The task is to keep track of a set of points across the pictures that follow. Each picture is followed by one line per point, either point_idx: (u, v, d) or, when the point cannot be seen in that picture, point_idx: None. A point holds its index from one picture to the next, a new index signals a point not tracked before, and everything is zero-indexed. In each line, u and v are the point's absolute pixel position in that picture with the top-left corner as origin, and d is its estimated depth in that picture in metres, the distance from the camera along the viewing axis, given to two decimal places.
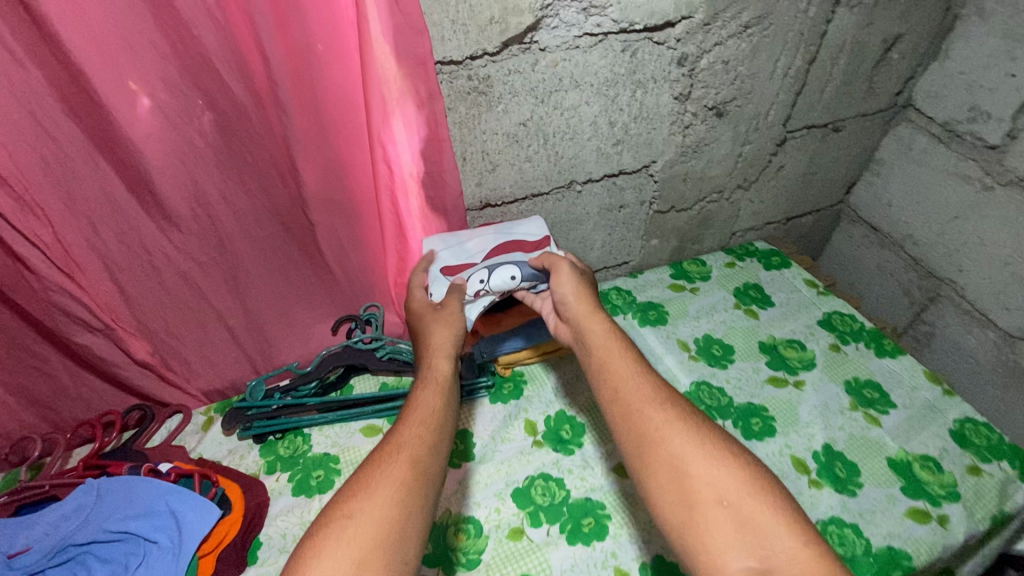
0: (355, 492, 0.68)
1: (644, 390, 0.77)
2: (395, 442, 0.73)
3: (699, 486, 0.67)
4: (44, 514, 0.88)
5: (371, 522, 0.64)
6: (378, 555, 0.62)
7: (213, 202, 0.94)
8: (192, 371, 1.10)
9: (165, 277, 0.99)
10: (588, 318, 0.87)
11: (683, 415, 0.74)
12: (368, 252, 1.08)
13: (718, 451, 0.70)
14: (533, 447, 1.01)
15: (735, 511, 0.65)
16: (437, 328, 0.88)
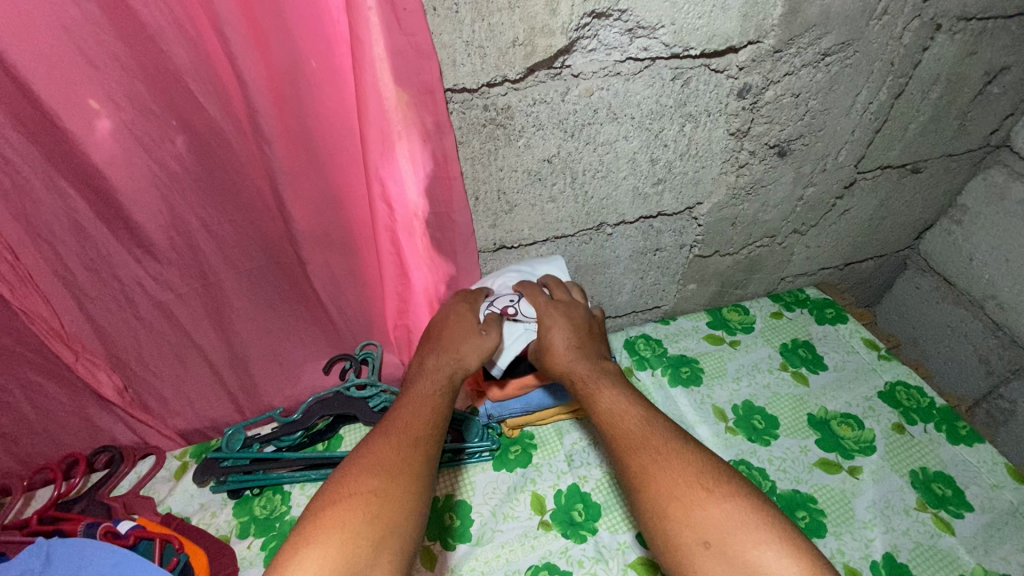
0: (365, 472, 0.63)
1: (623, 431, 0.70)
2: (405, 423, 0.69)
3: (683, 530, 0.60)
4: None
5: (384, 506, 0.60)
6: (391, 542, 0.58)
7: (190, 236, 0.81)
8: (168, 410, 1.00)
9: (139, 314, 0.87)
10: (564, 356, 0.78)
11: (666, 450, 0.67)
12: (366, 290, 0.95)
13: (704, 486, 0.63)
14: (540, 528, 0.87)
15: (724, 553, 0.58)
16: (459, 339, 0.78)
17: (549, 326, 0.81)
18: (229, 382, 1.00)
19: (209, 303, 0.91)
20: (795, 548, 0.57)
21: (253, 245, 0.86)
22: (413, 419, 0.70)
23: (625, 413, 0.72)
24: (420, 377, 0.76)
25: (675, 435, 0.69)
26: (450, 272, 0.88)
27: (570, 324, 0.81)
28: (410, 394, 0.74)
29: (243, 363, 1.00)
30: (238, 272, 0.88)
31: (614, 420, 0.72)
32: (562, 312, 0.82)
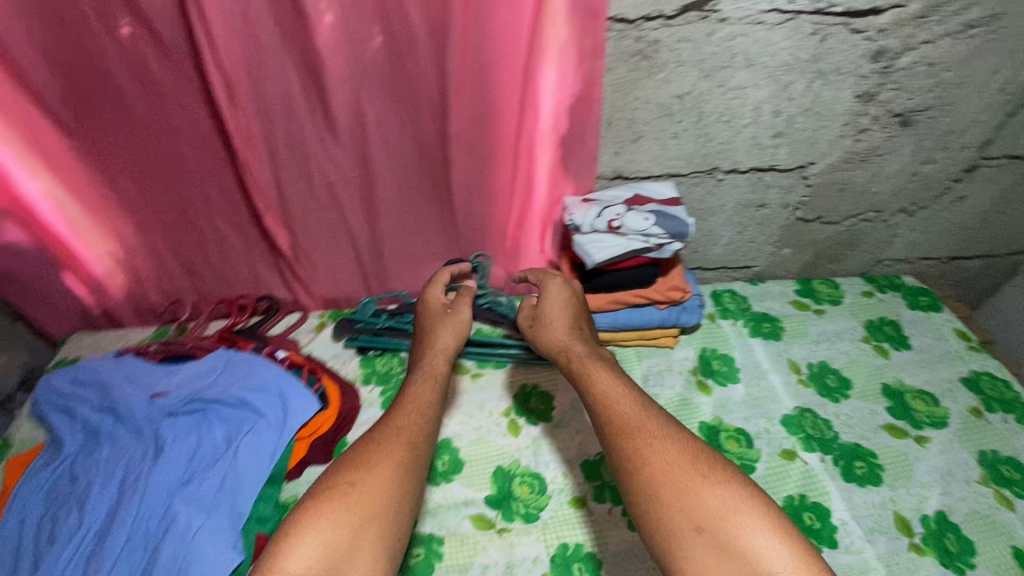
0: (347, 471, 0.70)
1: (620, 419, 0.74)
2: (389, 427, 0.77)
3: (677, 515, 0.64)
4: (183, 368, 1.01)
5: (362, 505, 0.67)
6: (372, 532, 0.65)
7: (367, 126, 0.99)
8: (314, 277, 1.20)
9: (314, 188, 1.07)
10: (565, 332, 0.88)
11: (660, 439, 0.70)
12: (491, 199, 1.09)
13: (699, 474, 0.66)
14: None
15: (714, 536, 0.61)
16: (443, 331, 0.93)
17: (557, 300, 0.91)
18: (365, 263, 1.20)
19: (366, 190, 1.09)
20: (783, 530, 0.62)
21: (411, 144, 1.03)
22: (400, 423, 0.77)
23: (623, 400, 0.76)
24: (415, 379, 0.86)
25: (668, 424, 0.73)
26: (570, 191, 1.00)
27: (570, 302, 0.91)
28: (403, 396, 0.83)
29: (379, 249, 1.18)
30: (394, 166, 1.06)
31: (611, 403, 0.76)
32: (564, 288, 0.93)
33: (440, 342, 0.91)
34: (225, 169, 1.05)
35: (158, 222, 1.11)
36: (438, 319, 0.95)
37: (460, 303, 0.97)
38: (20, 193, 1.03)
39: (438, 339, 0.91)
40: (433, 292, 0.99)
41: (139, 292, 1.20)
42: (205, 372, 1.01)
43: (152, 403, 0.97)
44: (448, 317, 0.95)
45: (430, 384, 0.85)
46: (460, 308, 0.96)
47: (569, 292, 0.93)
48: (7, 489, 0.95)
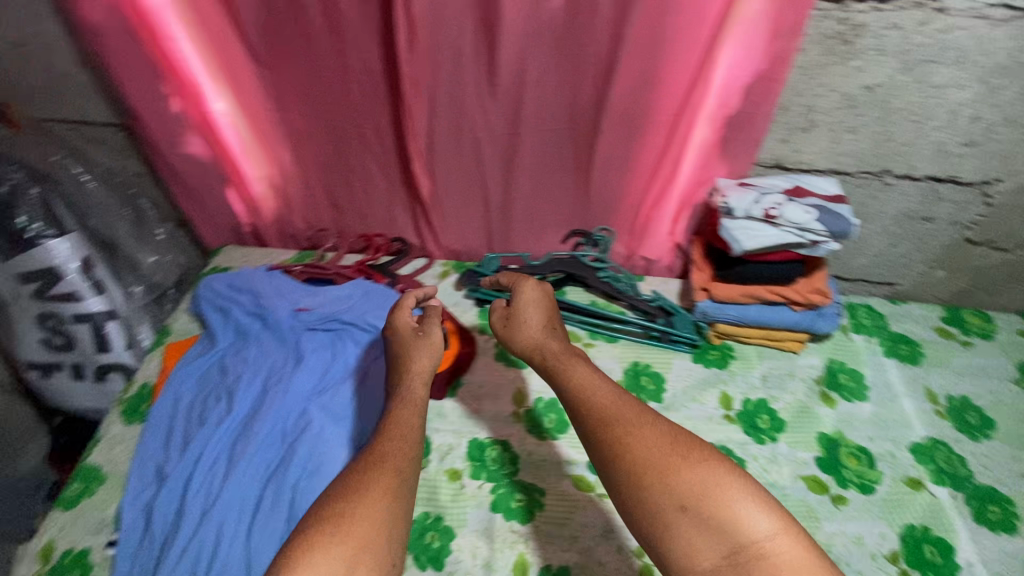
0: (331, 504, 0.60)
1: (595, 407, 0.69)
2: (374, 454, 0.68)
3: (660, 496, 0.59)
4: (324, 289, 1.10)
5: (356, 531, 0.58)
6: (363, 571, 0.55)
7: (527, 84, 1.01)
8: (444, 227, 1.25)
9: (463, 139, 1.11)
10: (540, 330, 0.84)
11: (634, 423, 0.65)
12: (631, 175, 1.09)
13: (679, 452, 0.61)
14: (724, 420, 0.98)
15: (699, 512, 0.57)
16: (419, 353, 0.86)
17: (530, 300, 0.87)
18: (493, 221, 1.23)
19: (510, 147, 1.12)
20: (767, 502, 0.57)
21: (564, 108, 1.04)
22: (385, 450, 0.69)
23: (595, 391, 0.72)
24: (396, 405, 0.77)
25: (642, 410, 0.68)
26: (722, 172, 1.00)
27: (543, 302, 0.87)
28: (382, 424, 0.74)
29: (509, 209, 1.21)
30: (543, 127, 1.07)
31: (587, 395, 0.71)
32: (537, 288, 0.89)
33: (415, 368, 0.84)
34: (385, 111, 1.11)
35: (315, 154, 1.20)
36: (411, 341, 0.87)
37: (428, 322, 0.91)
38: (206, 110, 1.12)
39: (413, 362, 0.84)
40: (400, 316, 0.92)
41: (286, 216, 1.31)
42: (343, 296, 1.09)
43: (296, 316, 1.06)
44: (418, 338, 0.89)
45: (412, 409, 0.77)
46: (432, 331, 0.89)
47: (543, 292, 0.90)
48: (166, 369, 1.06)
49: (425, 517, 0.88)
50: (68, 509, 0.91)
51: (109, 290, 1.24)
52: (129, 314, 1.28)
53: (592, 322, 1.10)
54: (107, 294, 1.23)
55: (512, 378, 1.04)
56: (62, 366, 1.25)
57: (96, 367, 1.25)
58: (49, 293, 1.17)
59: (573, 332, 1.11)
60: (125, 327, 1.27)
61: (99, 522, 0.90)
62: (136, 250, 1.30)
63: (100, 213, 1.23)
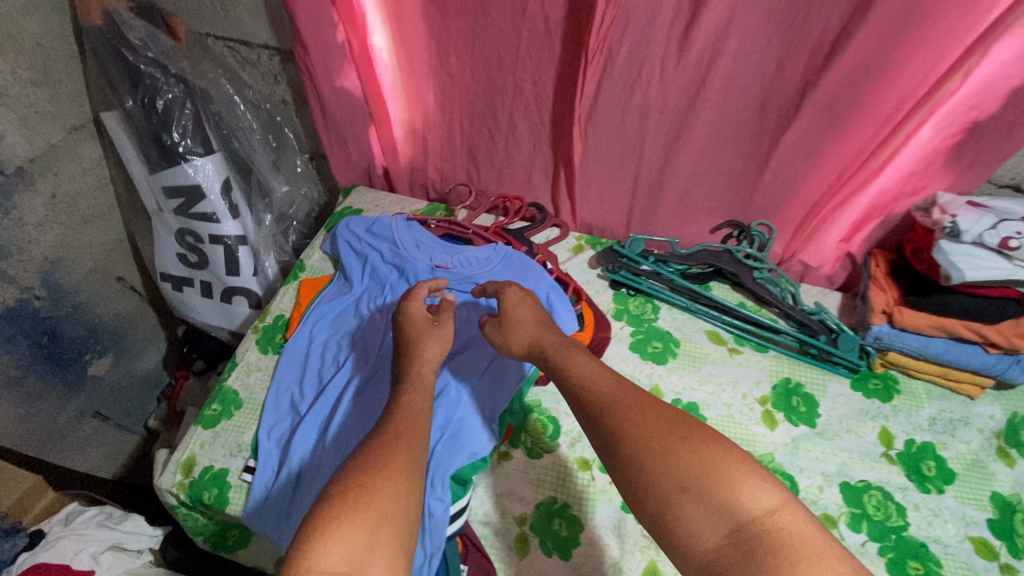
0: (361, 468, 0.60)
1: (595, 403, 0.68)
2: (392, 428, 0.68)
3: (661, 477, 0.59)
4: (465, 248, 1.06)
5: (382, 497, 0.57)
6: (388, 531, 0.54)
7: (725, 53, 0.89)
8: (585, 197, 1.18)
9: (630, 106, 1.02)
10: (531, 328, 0.83)
11: (629, 412, 0.65)
12: (817, 169, 0.97)
13: (679, 434, 0.61)
14: (882, 458, 0.89)
15: (700, 493, 0.56)
16: (431, 340, 0.84)
17: (519, 304, 0.87)
18: (638, 199, 1.15)
19: (680, 122, 1.01)
20: (771, 486, 0.57)
21: (758, 85, 0.92)
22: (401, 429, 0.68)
23: (594, 386, 0.72)
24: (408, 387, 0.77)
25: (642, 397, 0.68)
26: (942, 187, 0.90)
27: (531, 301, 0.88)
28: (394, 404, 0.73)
29: (660, 189, 1.12)
30: (726, 104, 0.96)
31: (586, 389, 0.71)
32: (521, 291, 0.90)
33: (426, 356, 0.82)
34: (551, 66, 1.02)
35: (464, 103, 1.14)
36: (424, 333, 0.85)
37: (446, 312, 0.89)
38: (365, 43, 1.08)
39: (427, 346, 0.83)
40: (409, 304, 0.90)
41: (420, 164, 1.27)
42: (482, 258, 1.04)
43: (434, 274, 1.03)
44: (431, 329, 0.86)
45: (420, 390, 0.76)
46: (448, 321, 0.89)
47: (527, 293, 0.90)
48: (301, 305, 1.07)
49: (552, 503, 0.85)
50: (208, 428, 0.94)
51: (243, 215, 1.24)
52: (258, 241, 1.29)
53: (740, 326, 1.02)
54: (241, 218, 1.24)
55: (649, 372, 0.98)
56: (193, 283, 1.29)
57: (224, 288, 1.28)
58: (189, 210, 1.19)
59: (717, 333, 1.03)
60: (254, 254, 1.28)
61: (236, 447, 0.92)
62: (271, 177, 1.29)
63: (243, 137, 1.22)
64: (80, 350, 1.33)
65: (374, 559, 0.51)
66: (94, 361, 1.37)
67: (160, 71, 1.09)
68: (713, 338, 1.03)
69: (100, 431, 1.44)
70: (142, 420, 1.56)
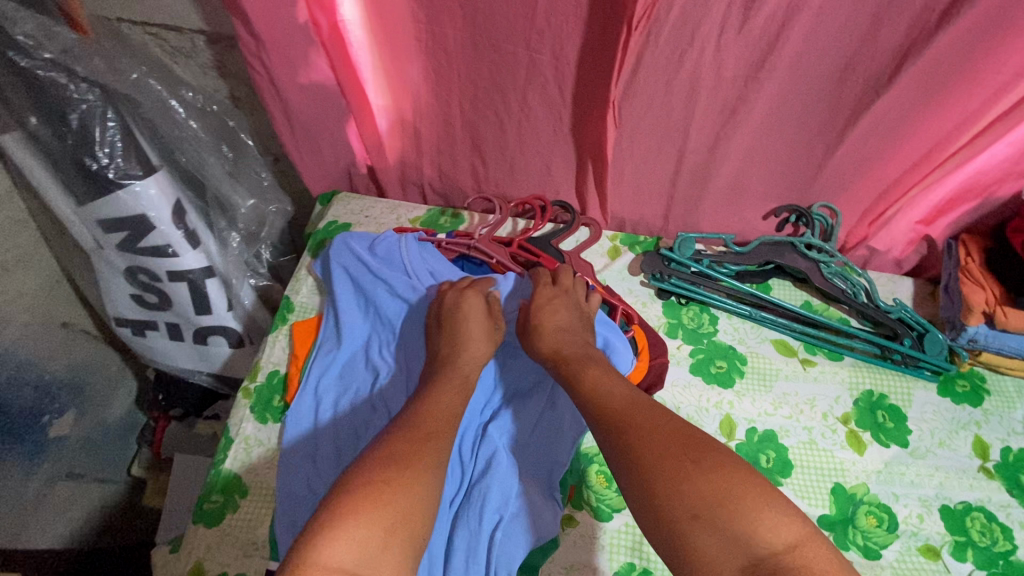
0: (382, 466, 0.58)
1: (609, 410, 0.64)
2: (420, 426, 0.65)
3: (670, 501, 0.52)
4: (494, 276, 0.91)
5: (401, 496, 0.55)
6: (402, 536, 0.52)
7: (807, 10, 0.70)
8: (617, 188, 1.01)
9: (676, 81, 0.82)
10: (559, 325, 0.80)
11: (640, 427, 0.60)
12: (901, 145, 0.82)
13: (691, 454, 0.55)
14: (981, 474, 0.80)
15: (713, 523, 0.50)
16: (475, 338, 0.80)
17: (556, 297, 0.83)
18: (679, 186, 0.98)
19: (738, 96, 0.82)
20: (790, 515, 0.51)
21: (843, 47, 0.73)
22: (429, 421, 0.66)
23: (611, 391, 0.67)
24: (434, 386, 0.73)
25: (657, 410, 0.63)
26: None
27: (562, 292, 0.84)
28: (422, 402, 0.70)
29: (706, 175, 0.95)
30: (797, 72, 0.78)
31: (606, 393, 0.67)
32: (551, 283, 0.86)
33: (470, 348, 0.79)
34: (578, 35, 0.80)
35: (465, 85, 0.92)
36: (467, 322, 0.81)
37: (492, 305, 0.85)
38: (335, 19, 0.83)
39: (467, 342, 0.79)
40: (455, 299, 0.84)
41: (413, 160, 1.06)
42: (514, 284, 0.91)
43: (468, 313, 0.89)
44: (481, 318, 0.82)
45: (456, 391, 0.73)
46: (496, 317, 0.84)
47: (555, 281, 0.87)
48: (299, 357, 0.90)
49: (630, 572, 0.74)
50: (210, 526, 0.79)
51: (204, 241, 1.02)
52: (227, 269, 1.08)
53: (811, 333, 0.90)
54: (202, 246, 1.01)
55: (717, 400, 0.86)
56: (156, 326, 1.08)
57: (196, 329, 1.08)
58: (136, 246, 0.95)
59: (785, 342, 0.91)
60: (225, 284, 1.07)
61: (251, 545, 0.78)
62: (231, 191, 1.06)
63: (188, 147, 0.98)
64: (34, 416, 1.13)
65: (381, 560, 0.50)
66: (54, 422, 1.17)
67: (64, 74, 0.83)
68: (781, 349, 0.90)
69: (77, 493, 1.26)
70: (125, 465, 1.37)
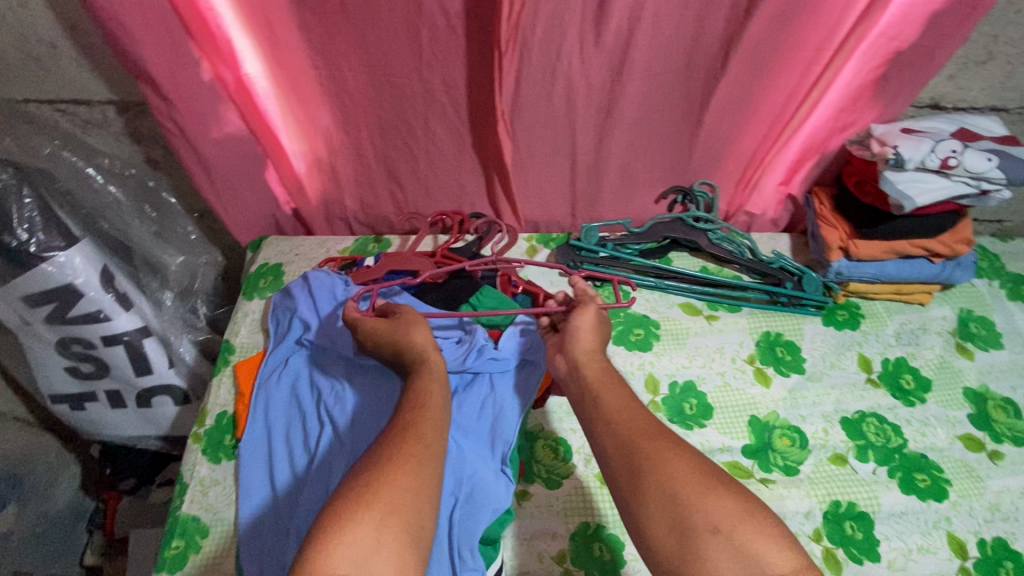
0: (372, 465, 0.57)
1: (618, 423, 0.64)
2: (408, 410, 0.65)
3: (693, 512, 0.53)
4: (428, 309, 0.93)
5: (395, 488, 0.55)
6: (396, 525, 0.52)
7: (644, 18, 0.84)
8: (526, 193, 1.11)
9: (555, 91, 0.94)
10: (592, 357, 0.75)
11: (659, 441, 0.60)
12: (747, 121, 0.97)
13: (712, 474, 0.57)
14: (868, 384, 0.93)
15: (732, 540, 0.51)
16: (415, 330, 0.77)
17: (581, 329, 0.77)
18: (579, 183, 1.10)
19: (608, 98, 0.95)
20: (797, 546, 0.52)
21: (679, 45, 0.88)
22: (420, 419, 0.64)
23: (629, 406, 0.66)
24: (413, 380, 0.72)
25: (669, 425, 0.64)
26: (873, 121, 0.92)
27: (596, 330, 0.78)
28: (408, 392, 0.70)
29: (599, 170, 1.07)
30: (650, 72, 0.92)
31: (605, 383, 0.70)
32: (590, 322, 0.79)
33: (415, 338, 0.76)
34: (461, 62, 0.92)
35: (371, 119, 1.01)
36: (398, 328, 0.78)
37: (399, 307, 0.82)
38: (239, 73, 0.91)
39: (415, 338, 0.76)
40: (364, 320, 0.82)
41: (334, 197, 1.12)
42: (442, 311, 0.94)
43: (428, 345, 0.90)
44: (395, 323, 0.79)
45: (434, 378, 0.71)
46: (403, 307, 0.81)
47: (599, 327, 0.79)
48: (244, 394, 0.92)
49: (586, 528, 0.81)
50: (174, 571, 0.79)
51: (137, 303, 1.03)
52: (163, 327, 1.09)
53: (710, 292, 1.01)
54: (136, 308, 1.02)
55: (640, 362, 0.96)
56: (96, 396, 1.08)
57: (138, 392, 1.09)
58: (66, 315, 0.96)
59: (691, 304, 1.02)
60: (163, 343, 1.08)
61: None
62: (160, 251, 1.10)
63: (111, 214, 1.03)
64: None
65: (381, 559, 0.49)
66: None
67: None
68: (688, 310, 1.02)
69: None
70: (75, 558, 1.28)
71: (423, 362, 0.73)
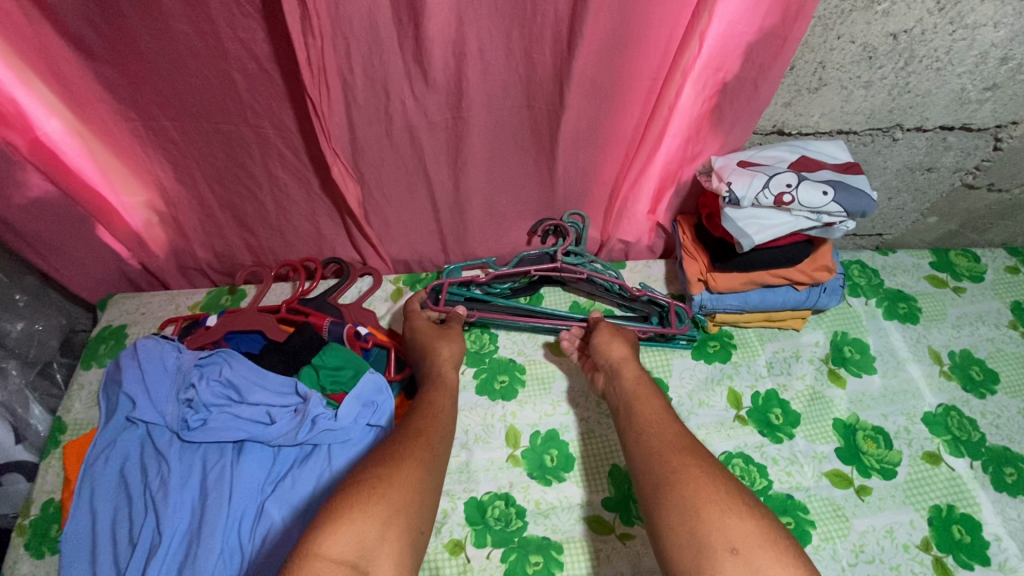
0: (377, 464, 0.65)
1: (646, 436, 0.71)
2: (415, 424, 0.73)
3: (712, 532, 0.57)
4: (269, 376, 0.87)
5: (397, 490, 0.61)
6: (399, 524, 0.58)
7: (470, 56, 0.77)
8: (388, 234, 1.05)
9: (393, 129, 0.87)
10: (623, 360, 0.83)
11: (687, 456, 0.66)
12: (600, 152, 0.92)
13: (729, 489, 0.61)
14: (735, 422, 0.89)
15: (749, 560, 0.55)
16: (443, 343, 0.88)
17: (614, 339, 0.86)
18: (443, 221, 1.04)
19: (453, 136, 0.89)
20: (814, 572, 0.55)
21: (515, 81, 0.82)
22: (424, 429, 0.72)
23: (666, 424, 0.72)
24: (427, 391, 0.80)
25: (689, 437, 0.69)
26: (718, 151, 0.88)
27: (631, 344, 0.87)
28: (419, 404, 0.78)
29: (460, 208, 1.01)
30: (493, 107, 0.86)
31: (641, 395, 0.78)
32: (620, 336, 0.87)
33: (444, 354, 0.86)
34: (286, 107, 0.84)
35: (204, 169, 0.93)
36: (433, 337, 0.89)
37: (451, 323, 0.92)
38: (36, 133, 0.83)
39: (434, 346, 0.87)
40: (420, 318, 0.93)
41: (184, 248, 1.05)
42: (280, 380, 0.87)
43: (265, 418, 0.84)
44: (439, 333, 0.90)
45: (445, 393, 0.80)
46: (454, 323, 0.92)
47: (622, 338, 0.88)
48: (69, 481, 0.85)
49: None
50: None
51: None
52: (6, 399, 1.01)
53: None
54: None
55: (502, 413, 0.91)
56: None
57: None
58: None
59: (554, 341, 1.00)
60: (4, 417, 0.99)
61: None
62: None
63: None
64: None
65: (381, 550, 0.56)
66: None
67: None
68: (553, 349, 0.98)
69: None
70: None
71: (439, 376, 0.83)
